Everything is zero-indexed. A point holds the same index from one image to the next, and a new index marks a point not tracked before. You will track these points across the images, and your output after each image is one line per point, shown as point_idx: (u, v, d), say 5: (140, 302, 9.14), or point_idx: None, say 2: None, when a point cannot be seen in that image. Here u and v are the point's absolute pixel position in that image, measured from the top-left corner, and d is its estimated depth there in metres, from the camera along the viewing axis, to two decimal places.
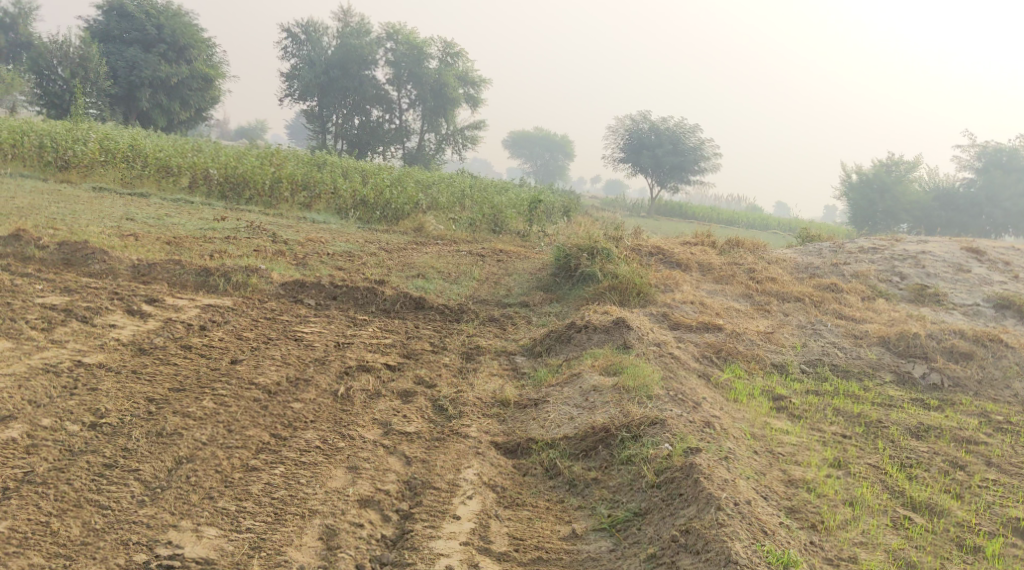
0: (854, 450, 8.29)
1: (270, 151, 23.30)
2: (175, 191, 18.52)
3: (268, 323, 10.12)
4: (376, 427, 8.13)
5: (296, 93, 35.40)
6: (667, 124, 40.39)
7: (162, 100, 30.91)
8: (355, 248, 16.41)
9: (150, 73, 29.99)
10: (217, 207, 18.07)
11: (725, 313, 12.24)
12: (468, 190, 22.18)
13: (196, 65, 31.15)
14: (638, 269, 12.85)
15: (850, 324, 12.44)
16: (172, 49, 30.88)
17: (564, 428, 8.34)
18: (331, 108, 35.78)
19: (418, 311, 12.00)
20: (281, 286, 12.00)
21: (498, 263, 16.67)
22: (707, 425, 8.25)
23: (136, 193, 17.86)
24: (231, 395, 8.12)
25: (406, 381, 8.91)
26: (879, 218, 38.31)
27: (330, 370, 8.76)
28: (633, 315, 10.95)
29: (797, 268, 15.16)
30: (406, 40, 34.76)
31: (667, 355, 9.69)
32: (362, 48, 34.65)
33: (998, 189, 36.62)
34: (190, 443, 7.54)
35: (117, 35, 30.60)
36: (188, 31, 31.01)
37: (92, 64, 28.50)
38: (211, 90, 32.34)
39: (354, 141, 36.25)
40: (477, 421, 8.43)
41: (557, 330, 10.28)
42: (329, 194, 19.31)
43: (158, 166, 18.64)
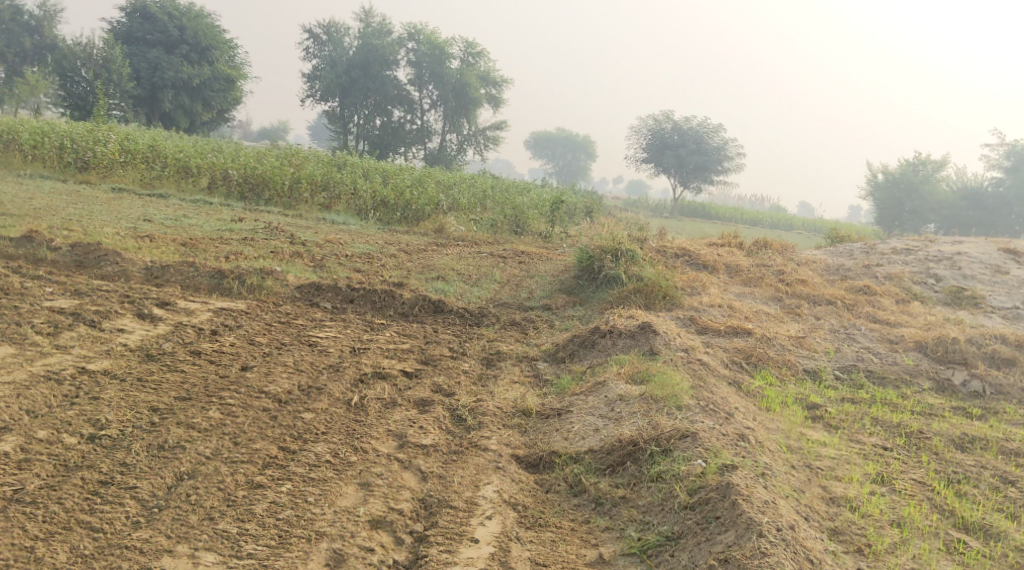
0: (897, 464, 7.88)
1: (290, 151, 23.06)
2: (193, 191, 18.29)
3: (282, 327, 9.82)
4: (390, 440, 7.79)
5: (317, 93, 35.10)
6: (690, 124, 39.85)
7: (185, 101, 30.72)
8: (374, 250, 16.11)
9: (173, 74, 29.79)
10: (236, 208, 17.82)
11: (754, 316, 11.83)
12: (490, 191, 21.85)
13: (219, 66, 30.93)
14: (663, 271, 12.47)
15: (885, 328, 12.01)
16: (195, 50, 30.66)
17: (589, 441, 7.97)
18: (353, 108, 35.44)
19: (437, 315, 11.67)
20: (297, 288, 11.71)
21: (520, 264, 16.33)
22: (742, 438, 7.84)
23: (155, 194, 17.64)
24: (239, 405, 7.80)
25: (423, 388, 8.57)
26: (906, 217, 37.68)
27: (345, 377, 8.43)
28: (659, 319, 10.57)
29: (828, 269, 14.73)
30: (428, 40, 34.50)
31: (696, 361, 9.32)
32: (382, 47, 34.47)
33: None
34: (193, 458, 7.24)
35: (139, 38, 30.31)
36: (210, 33, 30.80)
37: (116, 66, 28.33)
38: (234, 91, 32.14)
39: (376, 141, 35.95)
40: (497, 432, 8.08)
41: (581, 335, 9.92)
42: (349, 195, 19.03)
43: (177, 167, 18.42)
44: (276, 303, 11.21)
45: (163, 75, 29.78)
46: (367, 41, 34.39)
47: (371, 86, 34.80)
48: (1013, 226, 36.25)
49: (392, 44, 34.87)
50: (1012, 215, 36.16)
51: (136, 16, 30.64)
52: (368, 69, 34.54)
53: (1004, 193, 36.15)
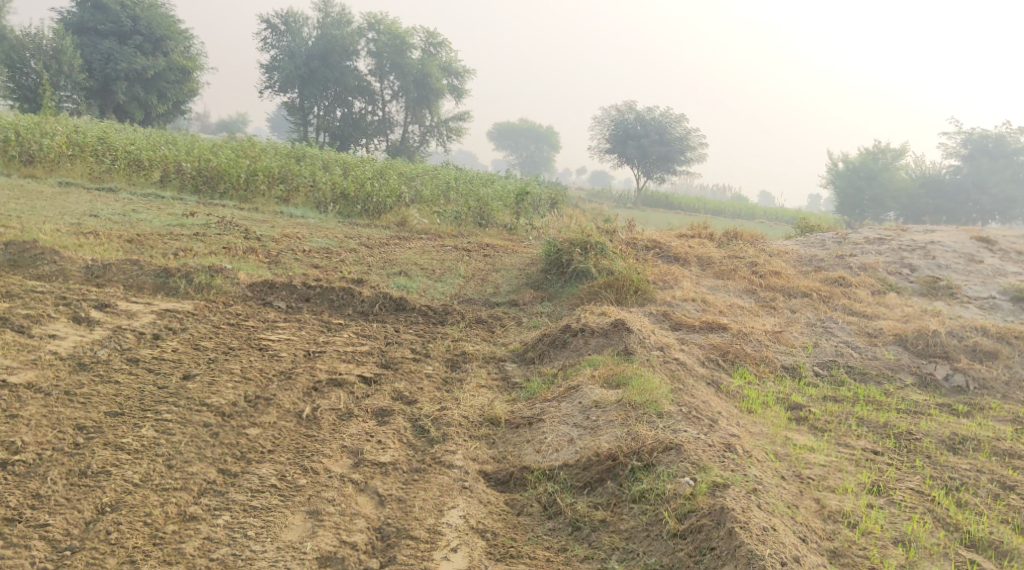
0: (892, 471, 7.44)
1: (246, 144, 22.29)
2: (144, 185, 17.54)
3: (232, 329, 9.21)
4: (345, 458, 7.25)
5: (276, 84, 34.19)
6: (653, 115, 39.40)
7: (139, 93, 29.79)
8: (333, 245, 15.48)
9: (126, 65, 28.90)
10: (190, 202, 17.10)
11: (728, 311, 11.36)
12: (453, 183, 21.22)
13: (173, 57, 30.07)
14: (634, 265, 11.97)
15: (862, 321, 11.58)
16: (149, 40, 29.77)
17: (563, 454, 7.47)
18: (313, 100, 34.58)
19: (398, 314, 11.09)
20: (250, 287, 11.08)
21: (485, 258, 15.76)
22: (728, 449, 7.37)
23: (104, 188, 16.88)
24: (176, 422, 7.24)
25: (383, 396, 8.01)
26: (866, 206, 37.30)
27: (297, 386, 7.86)
28: (631, 315, 10.06)
29: (800, 260, 14.29)
30: (389, 31, 33.68)
31: (673, 361, 8.82)
32: (342, 38, 33.65)
33: (986, 176, 35.46)
34: (117, 486, 6.70)
35: (91, 28, 29.12)
36: (165, 23, 29.81)
37: (67, 57, 27.41)
38: (190, 82, 31.24)
39: (337, 134, 35.17)
40: (462, 444, 7.55)
41: (551, 335, 9.38)
42: (308, 187, 18.36)
43: (127, 160, 17.65)
44: (227, 304, 10.59)
45: (115, 67, 28.85)
46: (326, 31, 33.56)
47: (331, 77, 34.01)
48: (971, 214, 36.25)
49: (352, 34, 34.03)
50: (970, 203, 36.08)
51: (88, 7, 29.44)
52: (328, 59, 33.70)
53: (962, 181, 35.96)
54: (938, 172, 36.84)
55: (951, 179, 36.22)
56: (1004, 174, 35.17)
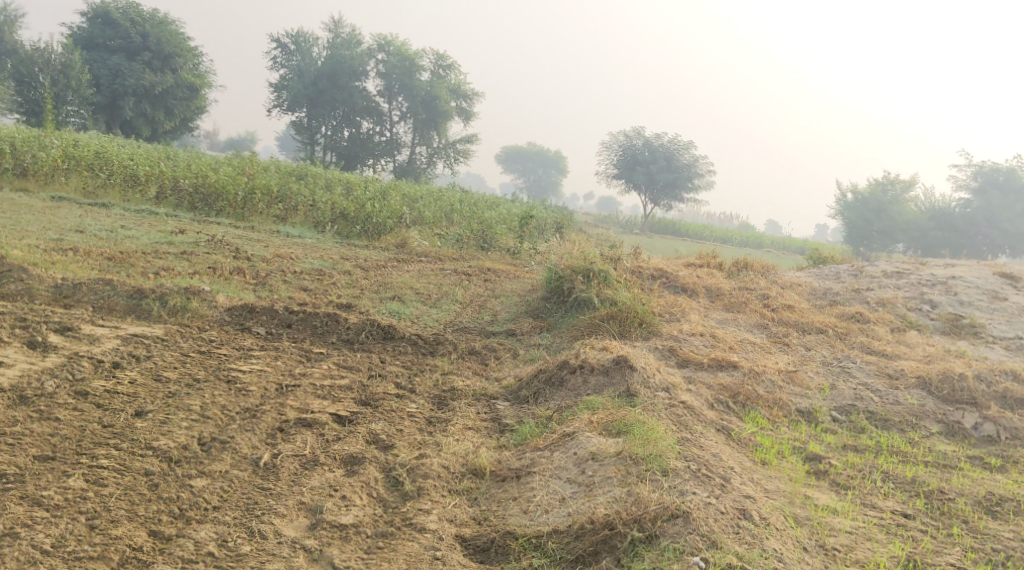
0: (928, 543, 6.73)
1: (248, 161, 21.64)
2: (139, 201, 16.85)
3: (202, 356, 8.57)
4: (301, 518, 6.70)
5: (284, 103, 33.52)
6: (661, 140, 38.74)
7: (146, 109, 28.97)
8: (327, 267, 14.77)
9: (134, 82, 28.11)
10: (184, 219, 16.40)
11: (740, 347, 10.61)
12: (457, 205, 20.54)
13: (182, 74, 29.24)
14: (639, 296, 11.26)
15: (882, 361, 10.81)
16: (157, 57, 29.01)
17: (553, 517, 6.81)
18: (321, 119, 33.85)
19: (386, 341, 10.36)
20: (228, 310, 10.38)
21: (485, 282, 15.07)
22: (743, 516, 6.69)
23: (95, 202, 16.19)
24: (112, 471, 6.75)
25: (356, 441, 7.38)
26: (875, 238, 36.33)
27: (260, 427, 7.35)
28: (634, 351, 9.33)
29: (814, 293, 13.54)
30: (398, 52, 33.06)
31: (680, 406, 8.12)
32: (352, 58, 33.03)
33: (997, 210, 34.59)
34: (25, 552, 6.24)
35: (101, 43, 28.93)
36: (174, 39, 29.09)
37: (75, 71, 26.57)
38: (197, 100, 30.39)
39: (344, 154, 34.50)
40: (439, 502, 6.94)
41: (548, 372, 8.66)
42: (307, 207, 17.68)
43: (122, 175, 16.96)
44: (203, 330, 9.88)
45: (124, 82, 28.11)
46: (335, 51, 32.95)
47: (339, 98, 33.37)
48: (981, 247, 35.50)
49: (361, 55, 33.38)
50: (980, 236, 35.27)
51: (99, 21, 29.11)
52: (337, 80, 33.06)
53: (972, 214, 35.10)
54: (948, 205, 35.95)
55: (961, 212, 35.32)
56: (1013, 210, 34.29)
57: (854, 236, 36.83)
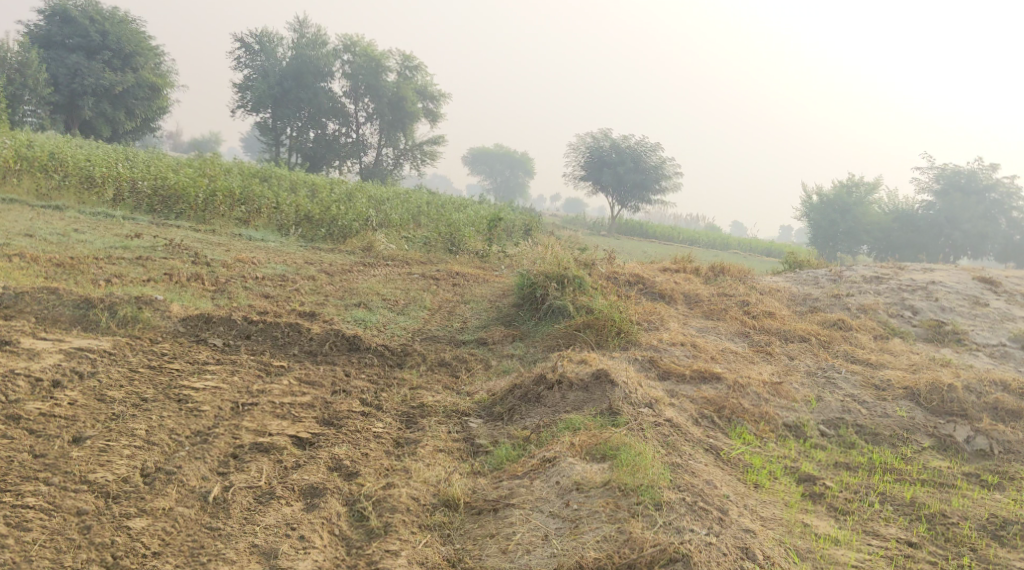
0: None
1: (208, 162, 20.92)
2: (95, 203, 16.15)
3: (153, 370, 8.01)
4: (255, 562, 6.50)
5: (248, 103, 32.07)
6: (628, 142, 38.36)
7: (107, 109, 27.83)
8: (290, 272, 14.15)
9: (93, 81, 26.97)
10: (141, 222, 15.73)
11: (722, 357, 10.18)
12: (424, 207, 19.98)
13: (142, 74, 28.20)
14: (616, 303, 10.78)
15: (867, 370, 10.34)
16: (116, 56, 27.89)
17: (534, 558, 6.62)
18: (286, 120, 32.98)
19: (350, 353, 9.81)
20: (182, 321, 9.79)
21: (454, 287, 14.56)
22: (745, 555, 6.63)
23: (49, 205, 15.48)
24: (39, 512, 6.55)
25: (317, 469, 7.14)
26: (840, 239, 34.88)
27: (211, 455, 7.10)
28: (614, 364, 8.84)
29: (793, 299, 13.09)
30: (364, 52, 32.40)
31: (667, 425, 7.80)
32: (317, 58, 32.45)
33: (958, 211, 32.23)
34: None
35: (59, 42, 27.12)
36: (135, 38, 28.11)
37: (31, 71, 25.33)
38: (158, 99, 29.39)
39: (310, 155, 33.70)
40: (408, 541, 6.74)
41: (524, 386, 8.19)
42: (270, 209, 17.03)
43: (77, 176, 16.23)
44: (154, 343, 9.30)
45: (83, 82, 26.90)
46: (300, 52, 32.31)
47: (304, 98, 32.56)
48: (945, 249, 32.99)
49: (326, 56, 32.78)
50: (944, 238, 32.85)
51: (57, 20, 27.29)
52: (301, 80, 32.33)
53: (935, 216, 32.77)
54: (913, 207, 33.81)
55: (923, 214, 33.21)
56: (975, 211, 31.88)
57: (819, 241, 35.51)
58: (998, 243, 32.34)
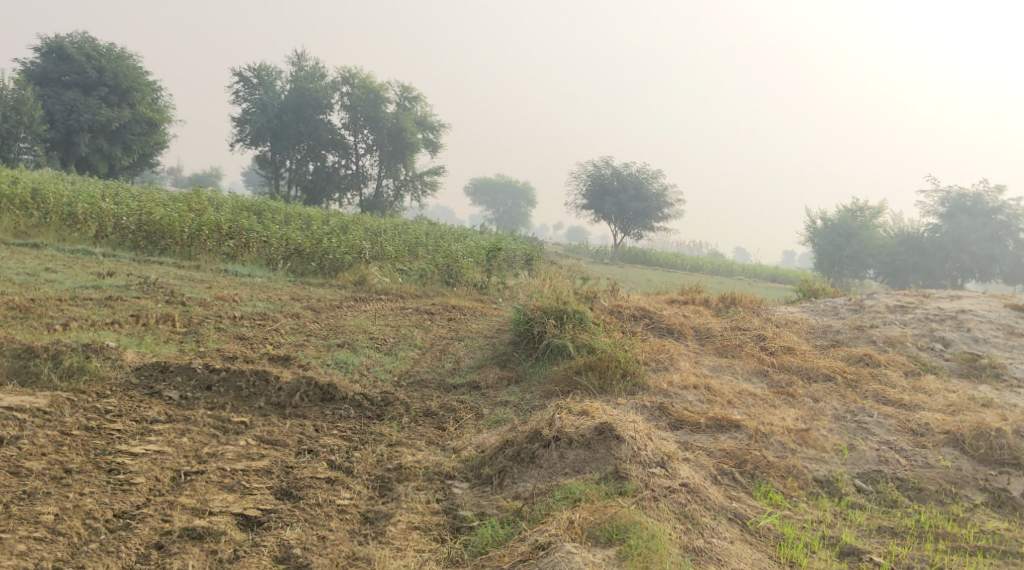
0: None
1: (199, 193, 19.83)
2: (74, 240, 15.15)
3: (88, 430, 7.13)
4: None
5: (247, 137, 29.98)
6: (630, 170, 37.42)
7: (104, 145, 25.21)
8: (272, 310, 13.06)
9: (90, 117, 24.50)
10: (121, 259, 14.69)
11: (739, 401, 9.08)
12: (422, 237, 18.84)
13: (140, 108, 25.70)
14: (620, 341, 9.72)
15: (902, 413, 9.22)
16: (113, 91, 25.46)
17: None
18: (285, 153, 30.60)
19: (324, 404, 8.74)
20: (136, 370, 8.76)
21: (450, 322, 13.51)
22: None
23: (24, 243, 14.48)
24: None
25: (260, 562, 6.35)
26: (845, 264, 33.45)
27: (129, 548, 6.34)
28: (619, 413, 7.79)
29: (813, 332, 11.99)
30: (362, 83, 31.10)
31: (684, 493, 6.91)
32: (317, 91, 30.07)
33: (965, 233, 31.03)
34: None
35: (55, 79, 24.95)
36: (132, 74, 25.62)
37: (28, 107, 23.11)
38: (157, 135, 26.74)
39: (309, 188, 31.49)
40: None
41: (517, 444, 7.24)
42: (259, 242, 15.66)
43: (57, 212, 15.26)
44: (99, 399, 8.27)
45: (78, 118, 24.47)
46: (298, 85, 29.98)
47: (303, 132, 30.07)
48: (951, 272, 31.69)
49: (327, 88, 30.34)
50: (949, 260, 31.62)
51: (53, 57, 25.14)
52: (301, 114, 29.94)
53: (941, 238, 31.59)
54: (918, 230, 32.66)
55: (928, 236, 32.01)
56: (982, 232, 30.68)
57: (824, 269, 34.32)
58: (1006, 265, 31.06)
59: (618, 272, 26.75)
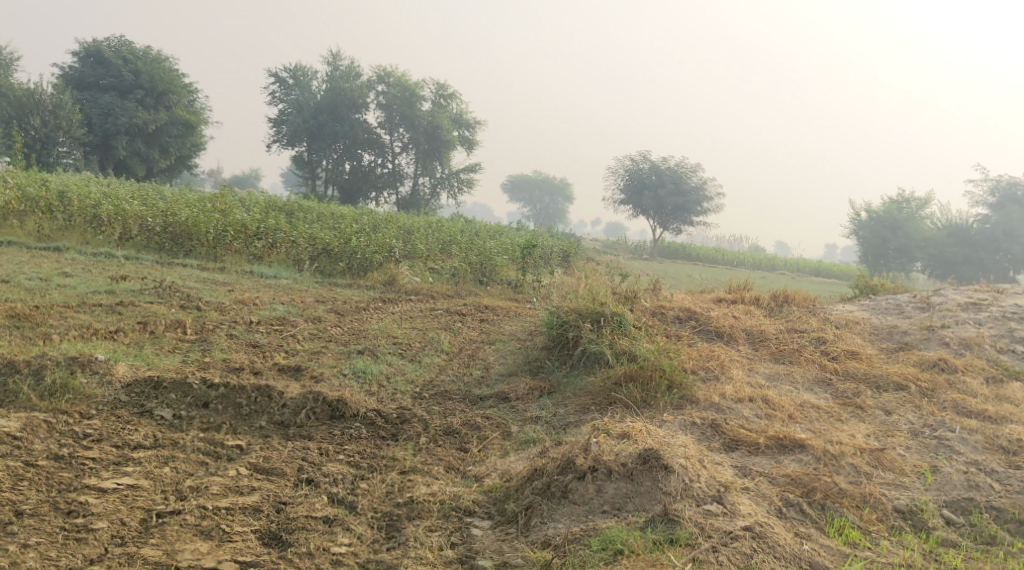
0: None
1: (226, 190, 18.73)
2: (99, 242, 13.99)
3: (57, 459, 6.59)
4: None
5: (283, 138, 28.79)
6: (668, 163, 36.22)
7: (142, 147, 23.33)
8: (293, 313, 11.96)
9: (127, 120, 22.66)
10: (144, 262, 13.54)
11: (802, 415, 8.00)
12: (454, 234, 17.69)
13: (178, 111, 23.79)
14: (665, 348, 8.69)
15: (988, 426, 8.10)
16: (149, 93, 23.56)
17: None
18: (322, 153, 29.22)
19: (332, 422, 7.78)
20: (126, 387, 7.80)
21: (482, 324, 12.46)
22: None
23: (46, 246, 13.38)
24: None
25: None
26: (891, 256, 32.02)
27: None
28: (667, 438, 6.86)
29: (876, 333, 10.86)
30: (398, 81, 30.06)
31: (750, 540, 6.12)
32: (352, 89, 28.59)
33: (1017, 224, 29.06)
34: None
35: (92, 83, 23.23)
36: (169, 75, 23.72)
37: (66, 111, 21.36)
38: (195, 137, 24.83)
39: (344, 188, 29.74)
40: None
41: (548, 475, 6.60)
42: (287, 243, 14.58)
43: (81, 215, 14.18)
44: (81, 421, 7.39)
45: (116, 121, 22.63)
46: (333, 84, 28.58)
47: (339, 131, 28.74)
48: (1003, 264, 29.74)
49: (363, 86, 29.06)
50: (1001, 252, 29.68)
51: (90, 61, 23.40)
52: (337, 113, 28.59)
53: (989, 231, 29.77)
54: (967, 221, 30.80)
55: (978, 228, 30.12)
56: None
57: (868, 260, 32.73)
58: None
59: (656, 269, 25.46)
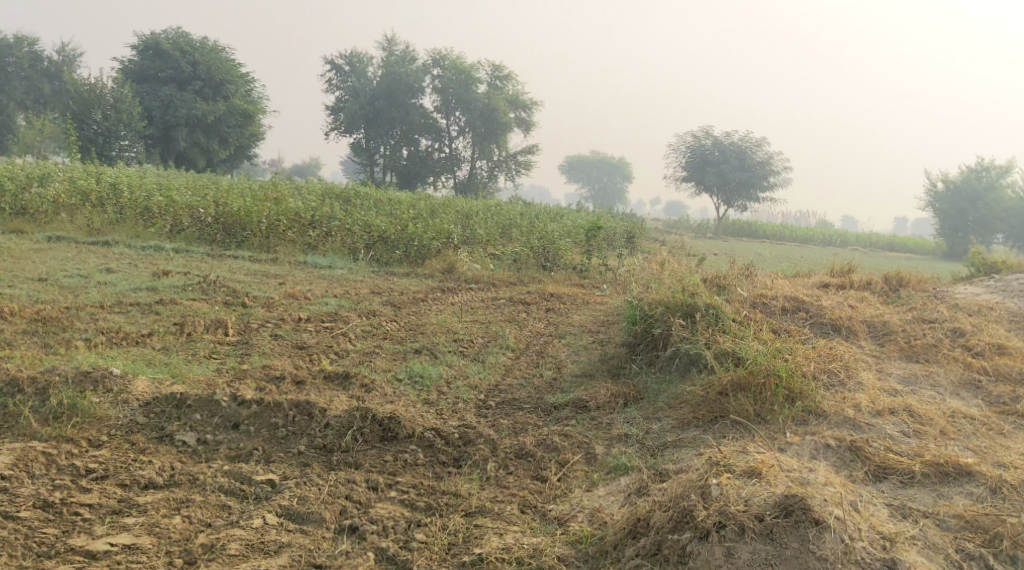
0: None
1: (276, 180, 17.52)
2: (149, 235, 12.84)
3: (45, 510, 5.75)
4: None
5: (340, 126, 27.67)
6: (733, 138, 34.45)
7: (202, 139, 22.24)
8: (346, 308, 10.67)
9: (186, 112, 21.57)
10: (194, 255, 12.36)
11: (957, 430, 6.53)
12: (514, 218, 16.25)
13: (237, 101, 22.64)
14: (778, 347, 7.26)
15: None
16: (206, 84, 22.43)
17: None
18: (378, 139, 28.03)
19: (385, 446, 6.39)
20: (144, 407, 6.46)
21: (550, 315, 11.04)
22: None
23: (94, 241, 12.27)
24: None
25: None
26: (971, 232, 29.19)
27: None
28: (813, 478, 5.73)
29: (1015, 321, 9.27)
30: (453, 64, 28.69)
31: None
32: (408, 73, 27.31)
33: None
34: None
35: (152, 76, 22.10)
36: (226, 65, 22.60)
37: (128, 104, 20.15)
38: (254, 127, 23.72)
39: (402, 174, 28.53)
40: None
41: (658, 533, 5.61)
42: (342, 232, 13.26)
43: (132, 207, 13.05)
44: (86, 454, 6.10)
45: (176, 113, 21.58)
46: (388, 69, 27.36)
47: (394, 117, 27.52)
48: None
49: (418, 70, 27.75)
50: None
51: (148, 53, 22.26)
52: (393, 98, 27.34)
53: None
54: None
55: None
56: None
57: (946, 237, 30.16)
58: None
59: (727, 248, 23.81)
